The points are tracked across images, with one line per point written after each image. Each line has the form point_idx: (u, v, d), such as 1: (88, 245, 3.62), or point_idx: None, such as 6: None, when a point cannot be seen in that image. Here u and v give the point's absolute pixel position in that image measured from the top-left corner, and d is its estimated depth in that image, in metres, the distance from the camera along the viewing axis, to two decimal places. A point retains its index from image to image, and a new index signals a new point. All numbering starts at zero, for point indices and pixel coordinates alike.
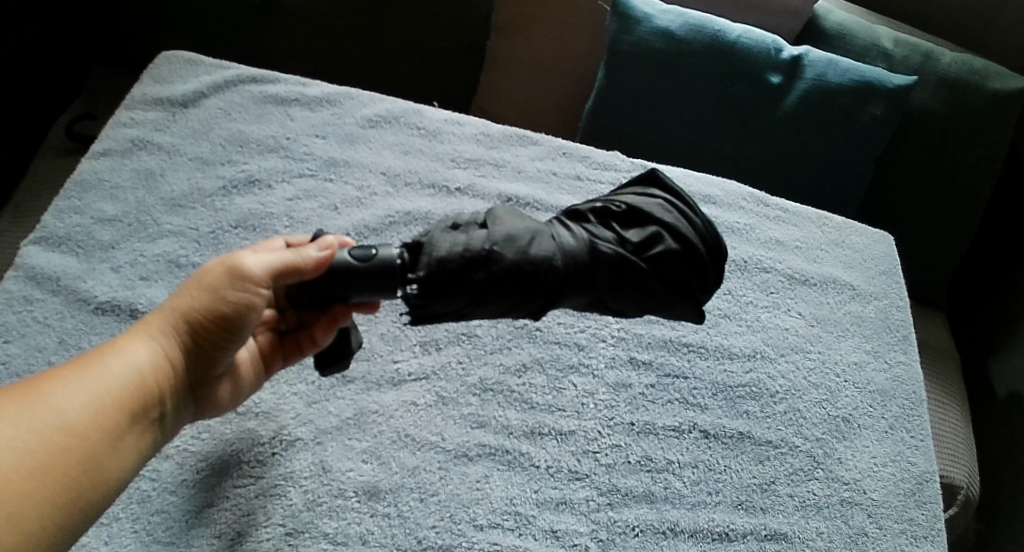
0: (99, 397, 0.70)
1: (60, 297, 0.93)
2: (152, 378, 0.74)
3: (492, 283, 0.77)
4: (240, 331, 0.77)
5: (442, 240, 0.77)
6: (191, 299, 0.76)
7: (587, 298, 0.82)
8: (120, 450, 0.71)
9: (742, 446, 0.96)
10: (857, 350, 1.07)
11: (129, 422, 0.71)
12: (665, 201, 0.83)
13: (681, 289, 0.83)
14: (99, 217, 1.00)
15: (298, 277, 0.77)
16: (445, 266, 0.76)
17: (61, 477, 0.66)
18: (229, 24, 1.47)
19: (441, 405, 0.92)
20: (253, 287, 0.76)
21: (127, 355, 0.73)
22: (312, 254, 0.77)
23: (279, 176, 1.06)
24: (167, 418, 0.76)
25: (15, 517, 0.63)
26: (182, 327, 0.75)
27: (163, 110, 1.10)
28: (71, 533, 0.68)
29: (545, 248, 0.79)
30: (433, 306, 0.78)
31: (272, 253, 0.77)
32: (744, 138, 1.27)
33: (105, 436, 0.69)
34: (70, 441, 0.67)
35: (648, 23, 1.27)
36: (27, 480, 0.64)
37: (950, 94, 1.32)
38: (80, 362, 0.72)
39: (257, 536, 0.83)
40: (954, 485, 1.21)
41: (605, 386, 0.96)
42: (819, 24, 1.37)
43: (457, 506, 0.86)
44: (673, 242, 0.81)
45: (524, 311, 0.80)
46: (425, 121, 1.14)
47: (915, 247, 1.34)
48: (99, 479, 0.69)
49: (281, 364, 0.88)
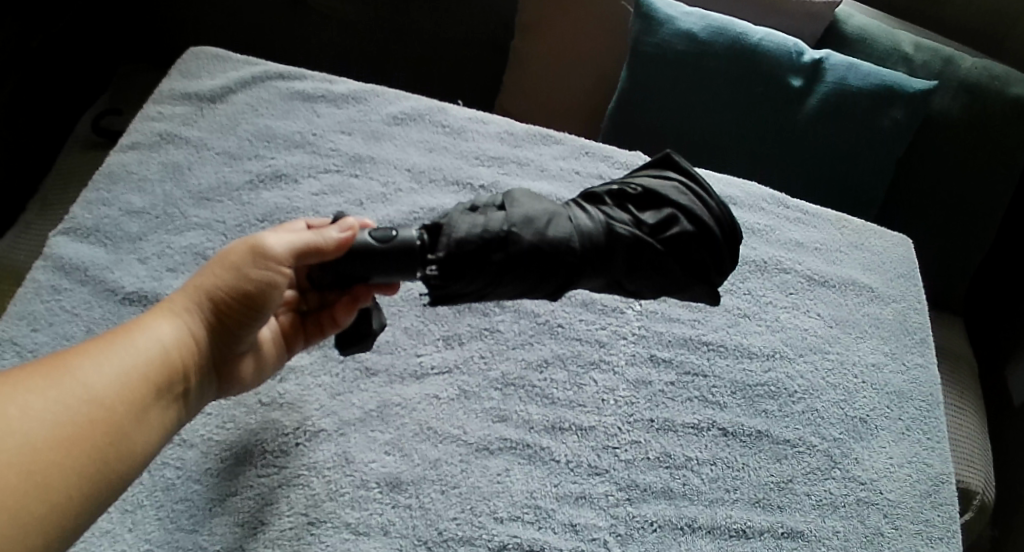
0: (125, 371, 0.71)
1: (88, 286, 0.95)
2: (177, 354, 0.75)
3: (510, 264, 0.78)
4: (263, 309, 0.79)
5: (461, 222, 0.78)
6: (214, 278, 0.77)
7: (604, 280, 0.83)
8: (145, 423, 0.72)
9: (760, 445, 0.96)
10: (876, 351, 1.08)
11: (153, 397, 0.73)
12: (680, 184, 0.84)
13: (697, 270, 0.84)
14: (127, 209, 1.02)
15: (320, 257, 0.79)
16: (464, 248, 0.77)
17: (88, 448, 0.67)
18: (255, 22, 1.50)
19: (464, 399, 0.93)
20: (277, 267, 0.78)
21: (153, 332, 0.74)
22: (333, 235, 0.78)
23: (306, 171, 1.07)
24: (190, 394, 0.77)
25: (43, 486, 0.64)
26: (206, 305, 0.77)
27: (191, 105, 1.12)
28: (98, 504, 0.69)
29: (562, 230, 0.80)
30: (452, 286, 0.79)
31: (294, 234, 0.79)
32: (764, 138, 1.28)
33: (131, 409, 0.70)
34: (97, 413, 0.68)
35: (670, 26, 1.28)
36: (55, 450, 0.65)
37: (971, 99, 1.33)
38: (106, 338, 0.73)
39: (280, 526, 0.84)
40: (970, 490, 1.22)
41: (625, 383, 0.97)
42: (841, 28, 1.38)
43: (478, 499, 0.87)
44: (688, 224, 0.82)
45: (542, 291, 0.81)
46: (450, 119, 1.16)
47: (933, 251, 1.35)
48: (125, 452, 0.70)
49: (303, 344, 0.90)
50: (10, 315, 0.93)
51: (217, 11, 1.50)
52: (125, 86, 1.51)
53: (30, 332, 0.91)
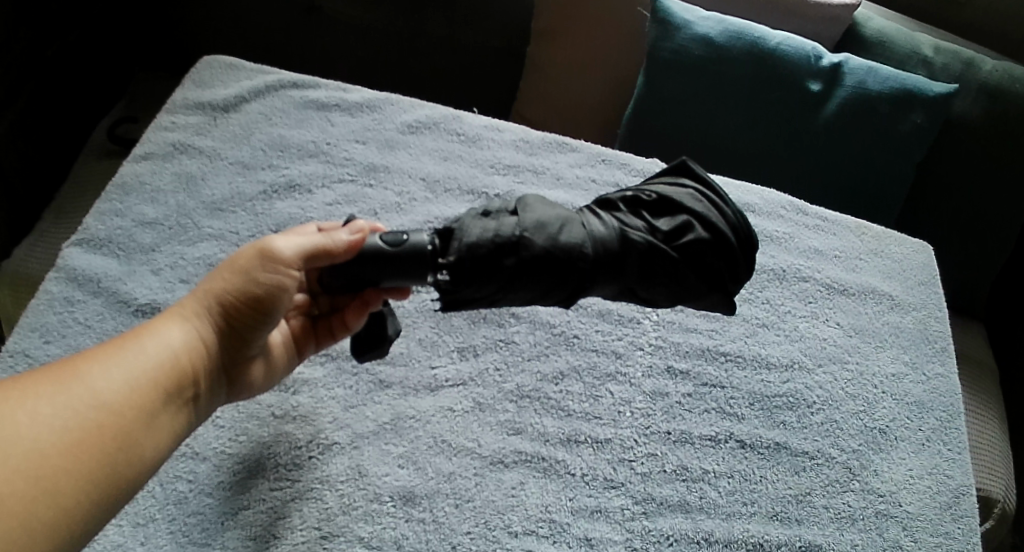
0: (134, 376, 0.70)
1: (101, 298, 0.95)
2: (186, 358, 0.74)
3: (522, 269, 0.77)
4: (272, 313, 0.78)
5: (473, 227, 0.78)
6: (223, 282, 0.76)
7: (617, 286, 0.82)
8: (154, 428, 0.71)
9: (778, 457, 0.95)
10: (895, 361, 1.06)
11: (161, 401, 0.72)
12: (695, 191, 0.82)
13: (713, 279, 0.82)
14: (140, 220, 1.02)
15: (330, 261, 0.78)
16: (476, 252, 0.76)
17: (98, 453, 0.66)
18: (269, 28, 1.49)
19: (478, 411, 0.92)
20: (285, 269, 0.77)
21: (161, 337, 0.74)
22: (343, 237, 0.78)
23: (320, 181, 1.06)
24: (200, 399, 0.76)
25: (52, 492, 0.63)
26: (215, 309, 0.76)
27: (204, 115, 1.11)
28: (107, 510, 0.68)
29: (575, 236, 0.79)
30: (463, 292, 0.78)
31: (304, 237, 0.78)
32: (781, 141, 1.26)
33: (140, 413, 0.70)
34: (105, 418, 0.68)
35: (688, 30, 1.27)
36: (63, 455, 0.64)
37: (992, 103, 1.30)
38: (115, 343, 0.72)
39: (292, 539, 0.83)
40: (991, 499, 1.20)
41: (642, 395, 0.96)
42: (859, 32, 1.36)
43: (492, 513, 0.86)
44: (703, 232, 0.80)
45: (554, 297, 0.80)
46: (465, 127, 1.15)
47: (953, 256, 1.33)
48: (134, 457, 0.69)
49: (314, 347, 0.89)
50: (22, 327, 0.92)
51: (231, 17, 1.49)
52: (140, 92, 1.51)
53: (42, 344, 0.91)
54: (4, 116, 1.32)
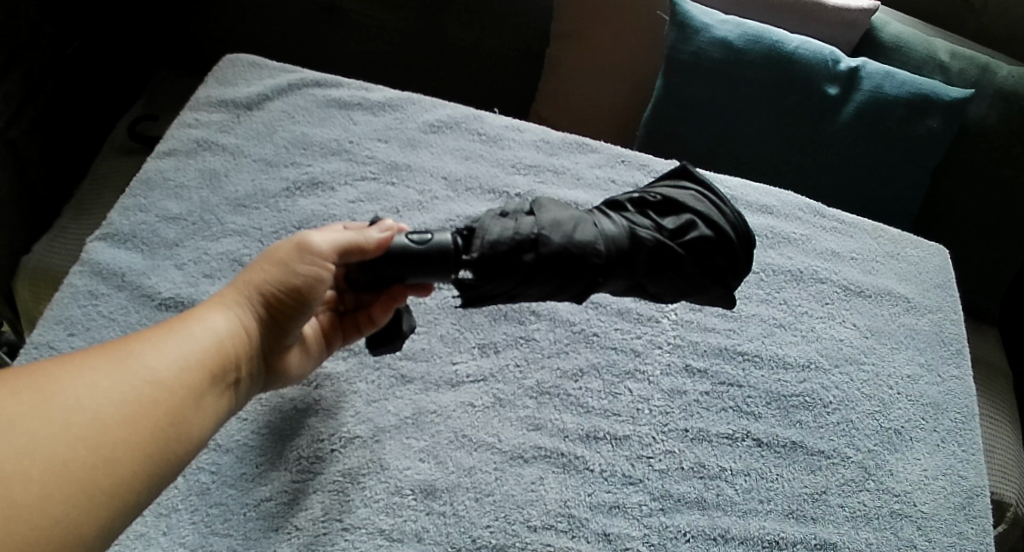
0: (184, 357, 0.72)
1: (125, 292, 0.96)
2: (231, 344, 0.75)
3: (540, 266, 0.78)
4: (310, 304, 0.79)
5: (493, 226, 0.79)
6: (264, 273, 0.78)
7: (627, 282, 0.83)
8: (201, 408, 0.72)
9: (794, 455, 0.96)
10: (911, 363, 1.06)
11: (209, 383, 0.73)
12: (697, 192, 0.85)
13: (715, 273, 0.83)
14: (163, 215, 1.03)
15: (361, 257, 0.80)
16: (496, 249, 0.77)
17: (151, 428, 0.68)
18: (287, 29, 1.51)
19: (498, 407, 0.94)
20: (321, 262, 0.79)
21: (207, 322, 0.75)
22: (374, 235, 0.80)
23: (342, 178, 1.08)
24: (241, 385, 0.77)
25: (110, 461, 0.65)
26: (257, 299, 0.78)
27: (227, 112, 1.13)
28: (157, 485, 0.69)
29: (588, 234, 0.80)
30: (484, 288, 0.79)
31: (337, 232, 0.80)
32: (798, 145, 1.27)
33: (189, 393, 0.71)
34: (159, 395, 0.69)
35: (707, 33, 1.27)
36: (120, 427, 0.66)
37: (1008, 108, 1.31)
38: (165, 326, 0.74)
39: (314, 530, 0.84)
40: (1004, 502, 1.21)
41: (660, 392, 0.97)
42: (876, 36, 1.37)
43: (512, 507, 0.87)
44: (707, 230, 0.82)
45: (568, 293, 0.81)
46: (486, 127, 1.16)
47: (968, 260, 1.34)
48: (184, 435, 0.70)
49: (341, 341, 0.90)
50: (47, 319, 0.94)
51: (249, 15, 1.50)
52: (159, 91, 1.53)
53: (66, 336, 0.92)
54: (26, 113, 1.34)
